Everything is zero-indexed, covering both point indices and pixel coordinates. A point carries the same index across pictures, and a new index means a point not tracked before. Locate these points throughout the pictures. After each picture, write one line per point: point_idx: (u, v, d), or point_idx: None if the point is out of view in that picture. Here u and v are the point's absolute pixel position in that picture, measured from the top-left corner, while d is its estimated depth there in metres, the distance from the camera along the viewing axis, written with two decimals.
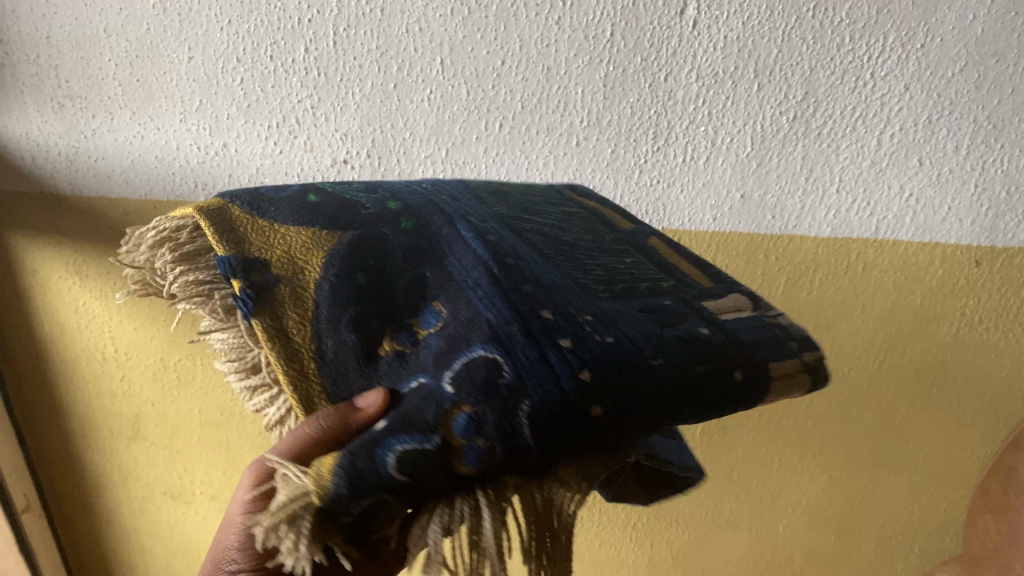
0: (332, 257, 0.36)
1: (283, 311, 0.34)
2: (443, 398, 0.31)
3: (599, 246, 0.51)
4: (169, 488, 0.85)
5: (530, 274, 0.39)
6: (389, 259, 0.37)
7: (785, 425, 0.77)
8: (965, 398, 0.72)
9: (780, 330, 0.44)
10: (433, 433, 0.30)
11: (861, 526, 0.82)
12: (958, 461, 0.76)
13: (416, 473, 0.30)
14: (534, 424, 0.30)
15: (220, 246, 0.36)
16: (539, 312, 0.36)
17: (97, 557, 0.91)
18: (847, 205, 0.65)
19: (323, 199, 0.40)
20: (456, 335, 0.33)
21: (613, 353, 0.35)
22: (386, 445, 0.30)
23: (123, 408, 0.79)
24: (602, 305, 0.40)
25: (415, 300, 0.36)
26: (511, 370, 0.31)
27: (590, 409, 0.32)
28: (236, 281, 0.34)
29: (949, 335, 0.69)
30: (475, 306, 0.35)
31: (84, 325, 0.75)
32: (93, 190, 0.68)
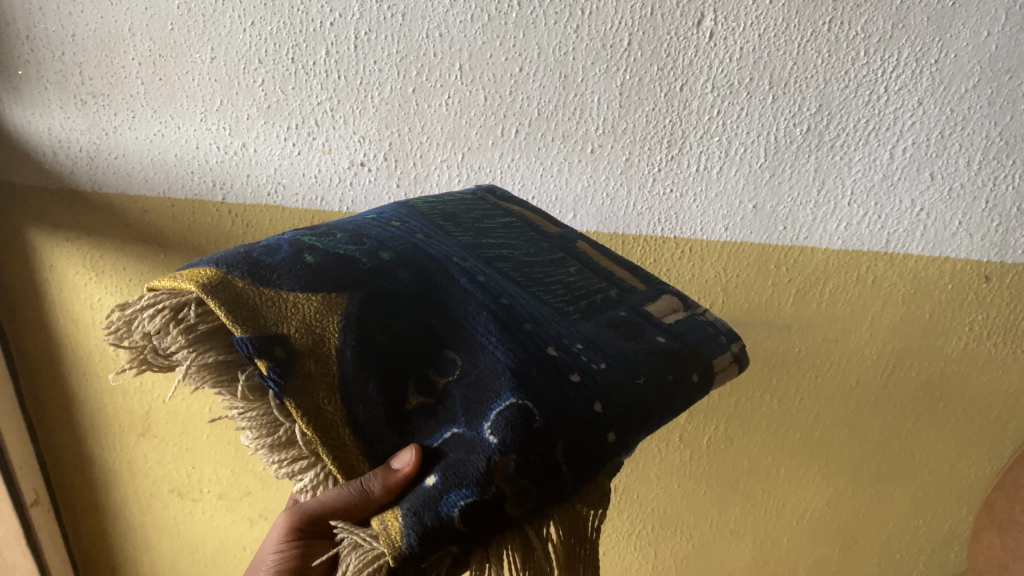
0: (349, 321, 0.34)
1: (314, 390, 0.33)
2: (487, 449, 0.31)
3: (543, 257, 0.51)
4: (177, 486, 0.86)
5: (526, 313, 0.40)
6: (398, 311, 0.36)
7: (792, 437, 0.77)
8: (973, 414, 0.72)
9: (711, 326, 0.48)
10: (488, 483, 0.30)
11: (864, 540, 0.83)
12: (963, 477, 0.76)
13: (478, 522, 0.30)
14: (572, 461, 0.32)
15: (236, 328, 0.32)
16: (545, 349, 0.37)
17: (103, 552, 0.92)
18: (858, 218, 0.65)
19: (320, 257, 0.37)
20: (482, 385, 0.34)
21: (614, 380, 0.37)
22: (445, 500, 0.30)
23: (134, 405, 0.80)
24: (582, 330, 0.42)
25: (429, 349, 0.36)
26: (542, 412, 0.32)
27: (608, 435, 0.34)
28: (262, 363, 0.32)
29: (956, 350, 0.69)
30: (491, 351, 0.36)
31: (98, 321, 0.75)
32: (113, 187, 0.69)
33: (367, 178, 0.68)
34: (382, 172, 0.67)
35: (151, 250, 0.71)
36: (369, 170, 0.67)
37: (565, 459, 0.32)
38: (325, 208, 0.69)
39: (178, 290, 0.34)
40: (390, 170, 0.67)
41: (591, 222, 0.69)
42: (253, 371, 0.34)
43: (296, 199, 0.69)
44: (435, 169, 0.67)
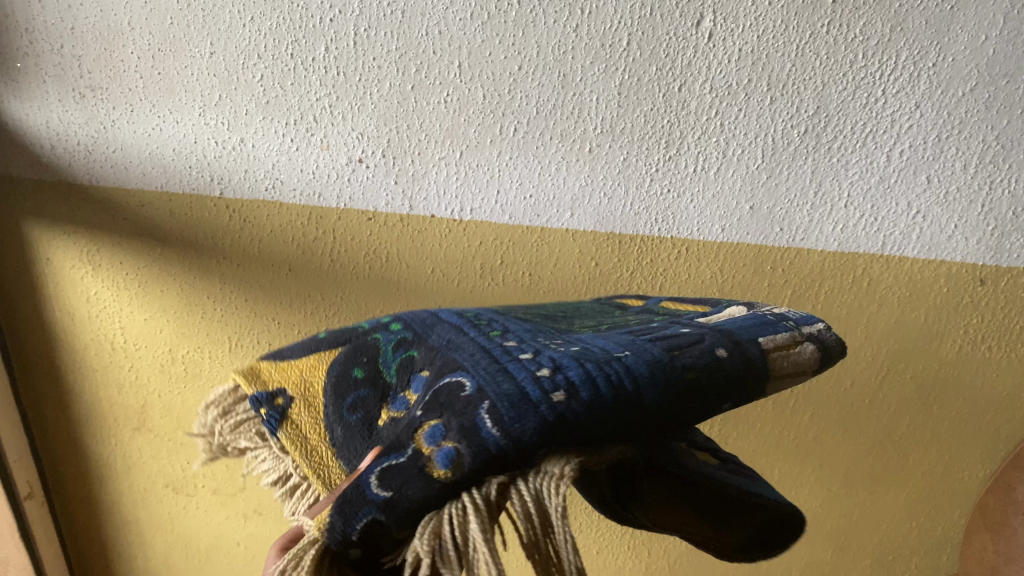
0: (334, 368, 0.43)
1: (299, 420, 0.41)
2: (414, 422, 0.33)
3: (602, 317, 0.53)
4: (171, 481, 0.86)
5: (502, 328, 0.43)
6: (381, 351, 0.44)
7: (787, 438, 0.77)
8: (967, 418, 0.75)
9: (771, 317, 0.44)
10: (407, 448, 0.32)
11: (858, 542, 0.84)
12: (957, 479, 0.78)
13: (398, 486, 0.31)
14: (494, 415, 0.31)
15: (250, 389, 0.43)
16: (509, 344, 0.39)
17: (95, 547, 0.91)
18: (854, 220, 0.67)
19: (331, 334, 0.47)
20: (434, 377, 0.37)
21: (577, 354, 0.36)
22: (368, 470, 0.32)
23: (128, 399, 0.80)
24: (587, 337, 0.41)
25: (404, 376, 0.41)
26: (473, 384, 0.34)
27: (545, 392, 0.32)
28: (263, 409, 0.42)
29: (951, 353, 0.72)
30: (451, 355, 0.39)
31: (95, 314, 0.75)
32: (110, 181, 0.69)
33: (365, 175, 0.68)
34: (380, 170, 0.67)
35: (149, 244, 0.71)
36: (366, 167, 0.67)
37: (485, 417, 0.31)
38: (323, 204, 0.69)
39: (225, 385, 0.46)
40: (389, 167, 0.67)
41: (588, 221, 0.69)
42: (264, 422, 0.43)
43: (294, 195, 0.69)
44: (433, 166, 0.67)
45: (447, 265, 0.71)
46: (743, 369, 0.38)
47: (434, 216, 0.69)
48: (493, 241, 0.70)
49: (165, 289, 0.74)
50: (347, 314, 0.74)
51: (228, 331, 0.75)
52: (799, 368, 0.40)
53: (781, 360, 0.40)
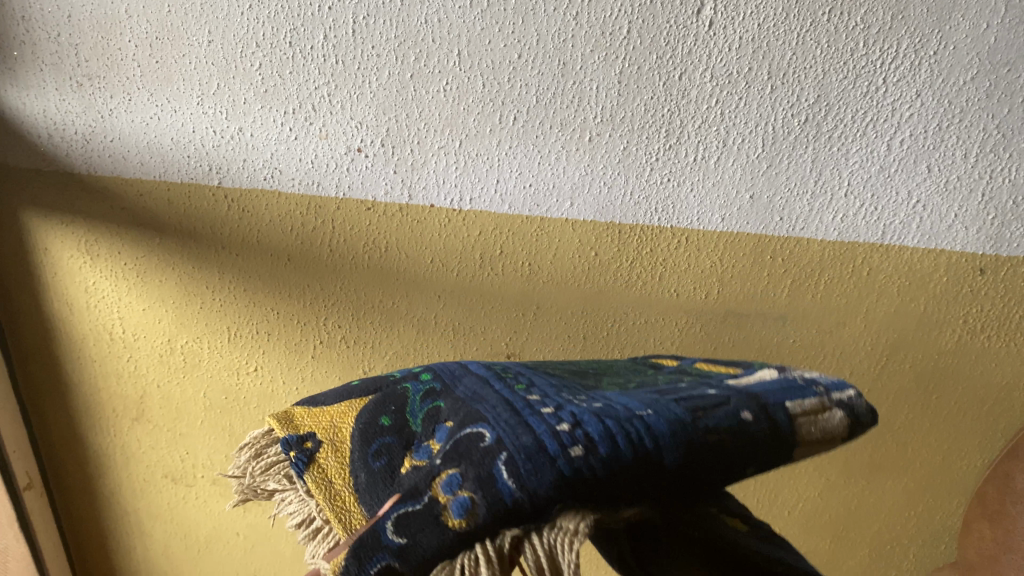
0: (364, 413, 0.43)
1: (326, 464, 0.40)
2: (432, 470, 0.35)
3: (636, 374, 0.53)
4: (171, 472, 0.86)
5: (530, 380, 0.44)
6: (409, 401, 0.43)
7: None
8: (966, 407, 0.76)
9: (800, 380, 0.46)
10: (424, 495, 0.34)
11: (856, 533, 0.85)
12: (954, 469, 0.80)
13: (412, 531, 0.33)
14: (511, 468, 0.33)
15: (281, 432, 0.42)
16: (530, 397, 0.40)
17: (94, 538, 0.91)
18: (854, 210, 0.67)
19: (361, 381, 0.46)
20: (455, 426, 0.39)
21: (598, 413, 0.38)
22: (384, 515, 0.34)
23: (127, 389, 0.80)
24: (610, 395, 0.42)
25: (430, 425, 0.40)
26: (491, 436, 0.36)
27: (562, 451, 0.34)
28: (291, 451, 0.41)
29: (951, 343, 0.73)
30: (472, 404, 0.40)
31: (94, 304, 0.75)
32: (108, 171, 0.68)
33: (364, 164, 0.67)
34: (379, 159, 0.67)
35: (147, 234, 0.71)
36: (366, 156, 0.67)
37: (503, 471, 0.33)
38: (322, 193, 0.69)
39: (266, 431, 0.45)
40: (389, 157, 0.67)
41: (588, 211, 0.68)
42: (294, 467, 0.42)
43: (293, 183, 0.68)
44: (432, 155, 0.67)
45: (446, 255, 0.71)
46: (768, 435, 0.40)
47: (434, 205, 0.69)
48: (492, 231, 0.70)
49: (165, 279, 0.73)
50: (345, 304, 0.74)
51: (227, 321, 0.75)
52: (825, 434, 0.43)
53: (807, 426, 0.42)
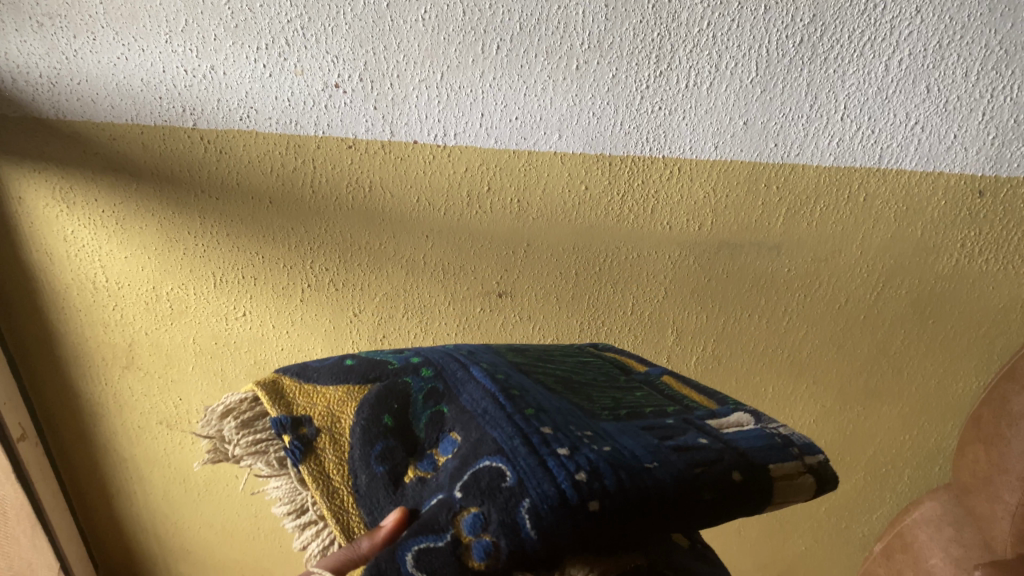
0: (364, 404, 0.41)
1: (324, 457, 0.39)
2: (452, 501, 0.34)
3: (610, 388, 0.52)
4: (165, 419, 0.86)
5: (533, 402, 0.43)
6: (411, 402, 0.42)
7: (782, 354, 0.79)
8: (961, 330, 0.77)
9: (781, 436, 0.43)
10: (446, 531, 0.33)
11: (852, 455, 0.88)
12: (949, 392, 0.82)
13: (432, 567, 0.32)
14: (535, 517, 0.33)
15: (273, 409, 0.41)
16: (540, 429, 0.39)
17: (93, 486, 0.92)
18: (850, 134, 0.65)
19: (358, 362, 0.45)
20: (467, 454, 0.37)
21: (608, 459, 0.37)
22: (405, 544, 0.33)
23: (115, 338, 0.79)
24: (608, 430, 0.41)
25: (434, 434, 0.41)
26: (513, 475, 0.35)
27: (585, 503, 0.34)
28: (286, 436, 0.40)
29: (948, 266, 0.73)
30: (483, 429, 0.39)
31: (73, 253, 0.73)
32: (77, 115, 0.66)
33: (343, 101, 0.65)
34: (358, 95, 0.64)
35: (124, 179, 0.69)
36: (344, 92, 0.64)
37: (530, 521, 0.33)
38: (300, 132, 0.66)
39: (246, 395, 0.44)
40: (367, 92, 0.64)
41: (577, 143, 0.66)
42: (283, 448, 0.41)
43: (270, 123, 0.66)
44: (413, 90, 0.64)
45: (432, 194, 0.69)
46: (753, 494, 0.39)
47: (417, 141, 0.67)
48: (479, 167, 0.68)
49: (145, 226, 0.72)
50: (331, 247, 0.72)
51: (213, 267, 0.74)
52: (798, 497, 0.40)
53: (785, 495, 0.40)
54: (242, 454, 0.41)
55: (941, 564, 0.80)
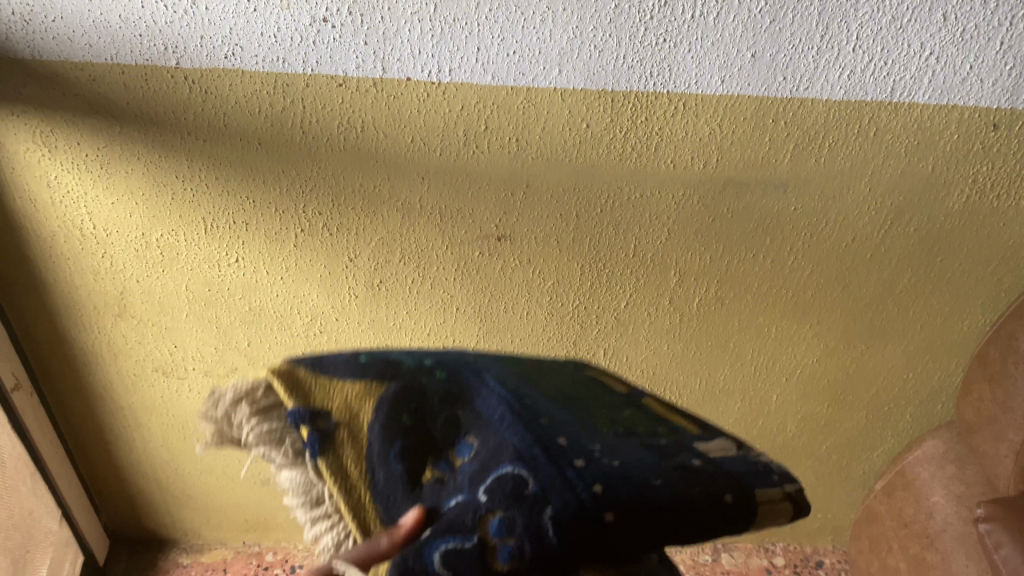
0: (383, 401, 0.42)
1: (343, 453, 0.40)
2: (477, 504, 0.37)
3: (603, 392, 0.51)
4: (160, 366, 0.84)
5: (544, 411, 0.44)
6: (427, 402, 0.44)
7: (785, 295, 0.78)
8: (969, 268, 0.76)
9: (765, 463, 0.45)
10: (472, 533, 0.35)
11: (854, 394, 0.88)
12: (954, 330, 0.81)
13: (457, 569, 0.34)
14: (558, 526, 0.36)
15: (291, 402, 0.42)
16: (554, 439, 0.42)
17: (93, 433, 0.91)
18: (862, 66, 0.63)
19: (373, 359, 0.45)
20: (488, 458, 0.40)
21: (619, 473, 0.40)
22: (432, 543, 0.35)
23: (106, 286, 0.78)
24: (610, 443, 0.44)
25: (450, 437, 0.43)
26: (535, 484, 0.38)
27: (602, 514, 0.38)
28: (305, 429, 0.41)
29: (958, 203, 0.71)
30: (501, 435, 0.42)
31: (58, 199, 0.71)
32: (55, 55, 0.63)
33: (331, 35, 0.61)
34: (347, 29, 0.61)
35: (107, 122, 0.66)
36: (333, 27, 0.61)
37: (553, 528, 0.36)
38: (288, 70, 0.63)
39: (256, 379, 0.43)
40: (357, 27, 0.61)
41: (578, 78, 0.63)
42: (296, 439, 0.41)
43: (256, 60, 0.63)
44: (405, 23, 0.61)
45: (427, 133, 0.67)
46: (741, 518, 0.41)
47: (410, 78, 0.64)
48: (475, 105, 0.65)
49: (130, 170, 0.69)
50: (324, 190, 0.70)
51: (202, 212, 0.72)
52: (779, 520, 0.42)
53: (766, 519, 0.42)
54: (256, 441, 0.41)
55: (942, 501, 0.80)
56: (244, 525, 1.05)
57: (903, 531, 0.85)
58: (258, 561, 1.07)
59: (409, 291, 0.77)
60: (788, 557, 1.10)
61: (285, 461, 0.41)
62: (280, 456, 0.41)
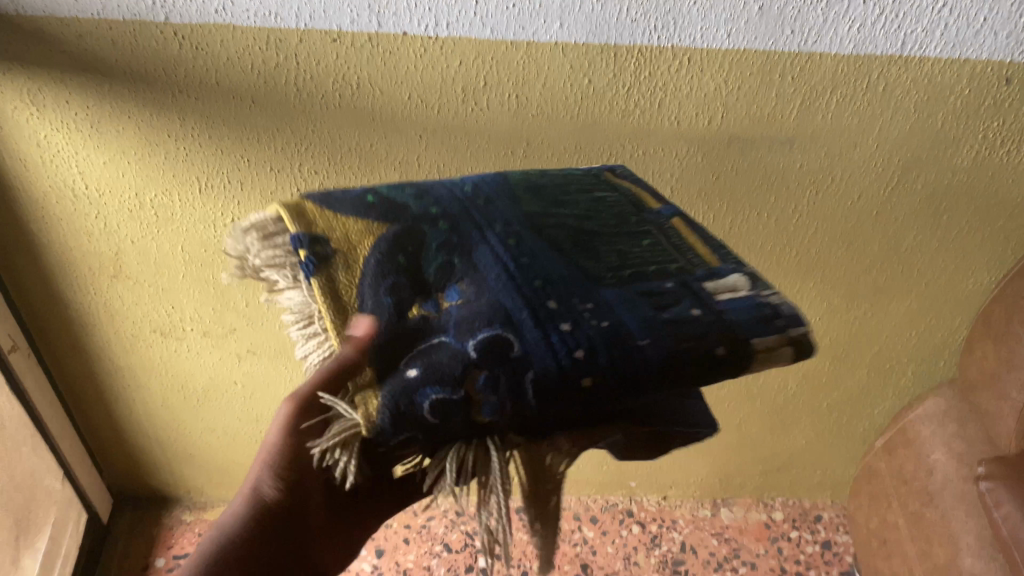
0: (379, 240, 0.42)
1: (338, 278, 0.40)
2: (466, 356, 0.37)
3: (619, 235, 0.50)
4: (158, 327, 0.84)
5: (538, 268, 0.44)
6: (423, 245, 0.43)
7: (789, 254, 0.78)
8: (976, 224, 0.75)
9: (771, 306, 0.44)
10: (459, 388, 0.36)
11: (856, 351, 0.88)
12: (959, 287, 0.80)
13: (442, 419, 0.36)
14: (537, 390, 0.38)
15: (294, 226, 0.41)
16: (545, 299, 0.42)
17: (93, 394, 0.91)
18: (873, 19, 0.61)
19: (378, 201, 0.44)
20: (479, 312, 0.40)
21: (608, 335, 0.40)
22: (421, 391, 0.36)
23: (101, 248, 0.77)
24: (607, 298, 0.43)
25: (443, 278, 0.42)
26: (521, 345, 0.39)
27: (583, 380, 0.38)
28: (304, 253, 0.40)
29: (967, 159, 0.70)
30: (492, 293, 0.41)
31: (49, 160, 0.70)
32: (39, 11, 0.60)
33: None
34: None
35: (95, 80, 0.64)
36: None
37: (530, 389, 0.38)
38: (280, 25, 0.61)
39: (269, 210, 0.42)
40: None
41: (580, 32, 0.61)
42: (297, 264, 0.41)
43: (248, 15, 0.61)
44: None
45: (425, 90, 0.65)
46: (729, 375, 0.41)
47: (406, 33, 0.61)
48: (474, 60, 0.63)
49: (121, 130, 0.68)
50: (320, 148, 0.69)
51: (196, 171, 0.70)
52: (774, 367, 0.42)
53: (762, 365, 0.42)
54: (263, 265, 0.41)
55: (943, 459, 0.81)
56: None
57: (903, 488, 0.85)
58: None
59: None
60: (788, 511, 1.11)
61: (289, 284, 0.41)
62: (285, 279, 0.41)
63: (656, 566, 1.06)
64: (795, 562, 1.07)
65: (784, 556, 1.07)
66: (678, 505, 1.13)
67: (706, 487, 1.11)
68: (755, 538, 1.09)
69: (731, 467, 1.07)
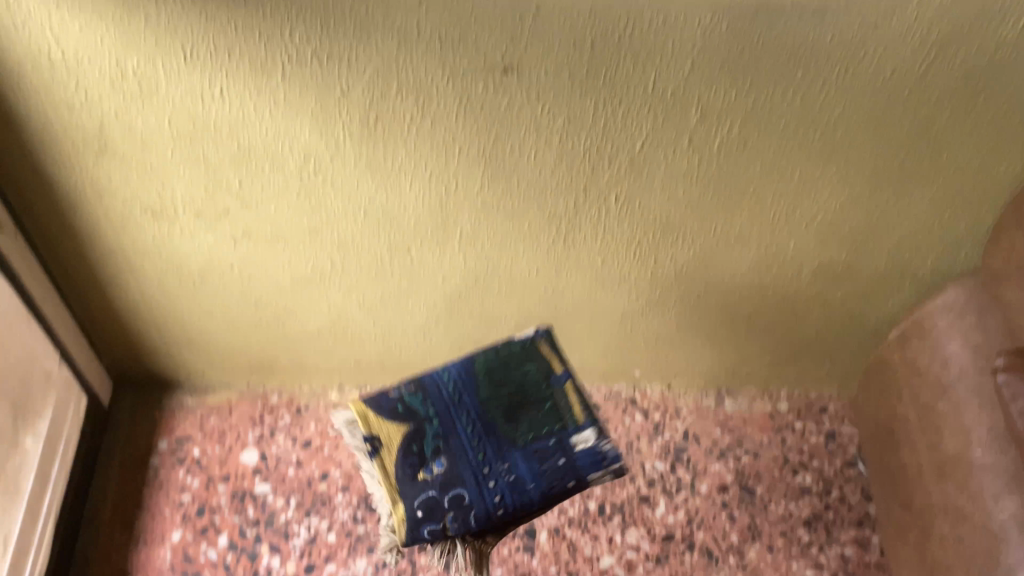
0: (401, 438, 0.68)
1: (385, 462, 0.67)
2: (440, 494, 0.65)
3: (531, 395, 0.72)
4: (149, 207, 0.80)
5: (469, 439, 0.69)
6: (417, 421, 0.70)
7: (812, 136, 0.73)
8: (1015, 105, 0.70)
9: (604, 453, 0.68)
10: (437, 521, 0.64)
11: (875, 241, 0.84)
12: (989, 174, 0.76)
13: (431, 534, 0.64)
14: (477, 521, 0.65)
15: (364, 427, 0.69)
16: (484, 449, 0.68)
17: (87, 277, 0.89)
18: None
19: (403, 410, 0.70)
20: (449, 481, 0.66)
21: (513, 482, 0.66)
22: (421, 528, 0.64)
23: (83, 121, 0.72)
24: (517, 450, 0.68)
25: (430, 449, 0.68)
26: (469, 494, 0.65)
27: (497, 510, 0.65)
28: (374, 444, 0.68)
29: (1014, 33, 0.64)
30: (455, 465, 0.67)
31: (20, 23, 0.65)
32: None
33: None
34: None
35: None
36: None
37: (474, 522, 0.65)
38: None
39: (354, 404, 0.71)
40: None
41: None
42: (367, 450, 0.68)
43: None
44: None
45: None
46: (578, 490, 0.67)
47: None
48: None
49: None
50: (311, 14, 0.63)
51: (180, 39, 0.65)
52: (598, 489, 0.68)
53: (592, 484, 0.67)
54: None
55: (959, 349, 0.78)
56: (247, 367, 1.05)
57: (915, 380, 0.84)
58: (264, 403, 1.07)
59: (407, 128, 0.72)
60: (793, 401, 1.10)
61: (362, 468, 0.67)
62: None
63: (658, 455, 1.06)
64: (799, 452, 1.07)
65: (788, 446, 1.08)
66: (682, 395, 1.11)
67: (710, 376, 1.09)
68: (758, 428, 1.09)
69: (738, 358, 1.05)
